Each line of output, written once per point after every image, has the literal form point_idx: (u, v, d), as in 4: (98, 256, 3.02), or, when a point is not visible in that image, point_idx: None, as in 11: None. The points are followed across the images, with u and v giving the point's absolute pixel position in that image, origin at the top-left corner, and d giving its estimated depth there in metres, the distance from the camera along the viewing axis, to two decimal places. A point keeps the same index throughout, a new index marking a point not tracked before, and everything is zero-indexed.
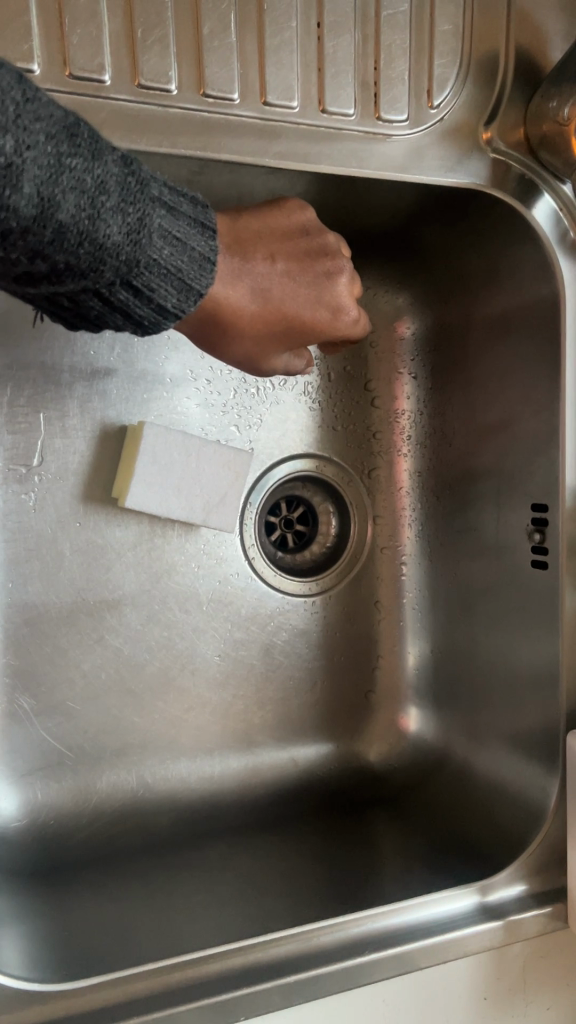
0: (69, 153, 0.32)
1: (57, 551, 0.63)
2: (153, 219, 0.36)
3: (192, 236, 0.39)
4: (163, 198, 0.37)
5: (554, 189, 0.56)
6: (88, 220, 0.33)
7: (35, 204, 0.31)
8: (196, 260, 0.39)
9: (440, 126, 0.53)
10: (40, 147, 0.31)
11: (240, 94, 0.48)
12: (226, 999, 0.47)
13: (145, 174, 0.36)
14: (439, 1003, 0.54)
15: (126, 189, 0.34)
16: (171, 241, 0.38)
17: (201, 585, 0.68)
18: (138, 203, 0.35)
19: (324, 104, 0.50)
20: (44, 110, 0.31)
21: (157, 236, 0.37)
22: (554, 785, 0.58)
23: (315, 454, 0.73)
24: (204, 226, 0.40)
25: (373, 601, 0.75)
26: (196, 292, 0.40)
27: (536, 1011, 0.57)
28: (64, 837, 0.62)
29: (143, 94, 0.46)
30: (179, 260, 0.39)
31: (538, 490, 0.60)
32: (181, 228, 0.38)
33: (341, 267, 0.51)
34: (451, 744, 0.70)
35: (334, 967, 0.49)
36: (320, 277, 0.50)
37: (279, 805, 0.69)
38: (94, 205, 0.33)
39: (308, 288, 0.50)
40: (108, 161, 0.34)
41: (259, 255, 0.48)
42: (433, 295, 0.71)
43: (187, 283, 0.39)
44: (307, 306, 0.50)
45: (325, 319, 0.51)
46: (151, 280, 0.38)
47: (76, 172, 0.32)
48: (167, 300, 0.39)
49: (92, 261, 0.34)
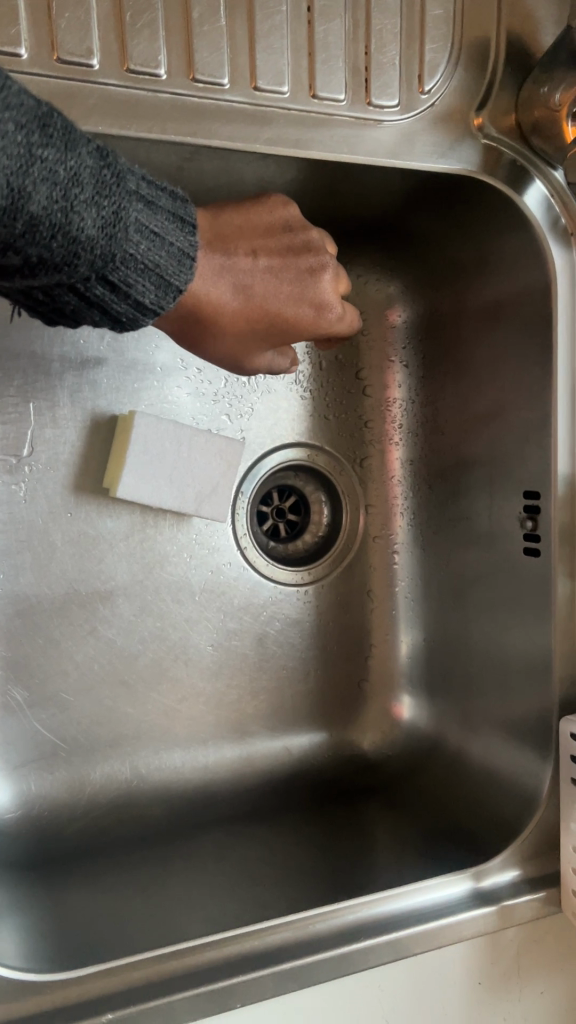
0: (41, 144, 0.31)
1: (48, 543, 0.63)
2: (129, 212, 0.36)
3: (171, 231, 0.39)
4: (140, 192, 0.37)
5: (545, 175, 0.56)
6: (61, 213, 0.32)
7: (5, 195, 0.30)
8: (175, 255, 0.40)
9: (431, 112, 0.53)
10: (10, 137, 0.30)
11: (230, 79, 0.47)
12: (223, 988, 0.47)
13: (121, 167, 0.36)
14: (434, 989, 0.54)
15: (101, 182, 0.34)
16: (148, 235, 0.38)
17: (193, 574, 0.68)
18: (113, 196, 0.35)
19: (315, 89, 0.49)
20: (14, 98, 0.31)
21: (133, 230, 0.36)
22: (547, 770, 0.58)
23: (307, 442, 0.73)
24: (183, 222, 0.40)
25: (366, 589, 0.75)
26: (174, 288, 0.41)
27: (530, 996, 0.57)
28: (58, 828, 0.62)
29: (132, 79, 0.46)
30: (157, 255, 0.39)
31: (530, 476, 0.60)
32: (159, 221, 0.38)
33: (325, 263, 0.51)
34: (444, 731, 0.71)
35: (330, 954, 0.50)
36: (304, 274, 0.50)
37: (273, 793, 0.69)
38: (67, 197, 0.32)
39: (290, 285, 0.49)
40: (82, 152, 0.33)
41: (241, 251, 0.48)
42: (424, 282, 0.71)
43: (165, 278, 0.40)
44: (290, 303, 0.49)
45: (308, 317, 0.51)
46: (129, 276, 0.38)
47: (48, 164, 0.32)
48: (145, 296, 0.39)
49: (65, 254, 0.34)
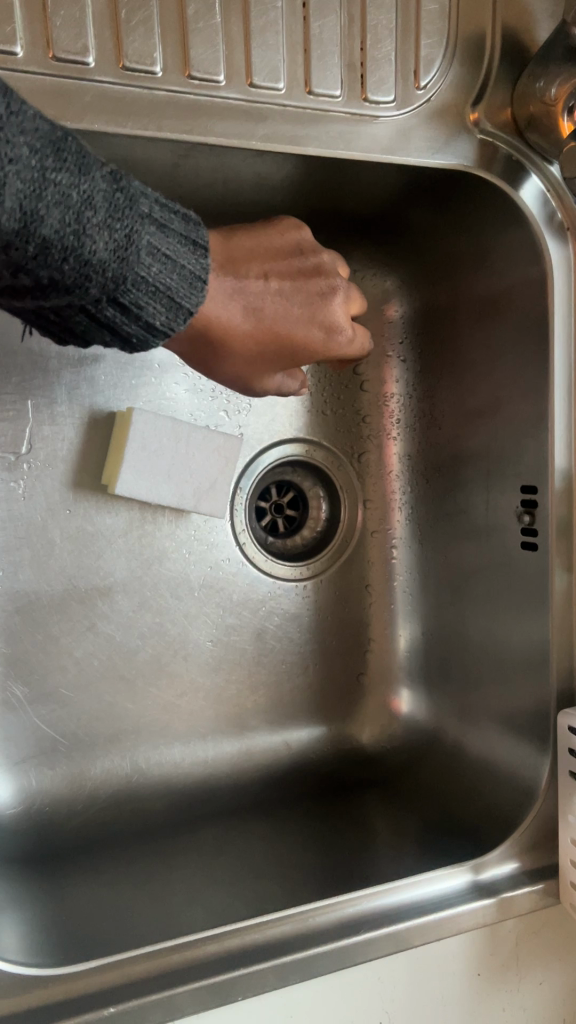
0: (55, 167, 0.32)
1: (47, 539, 0.63)
2: (141, 235, 0.36)
3: (183, 255, 0.39)
4: (153, 215, 0.38)
5: (541, 169, 0.56)
6: (73, 235, 0.33)
7: (18, 218, 0.31)
8: (187, 279, 0.40)
9: (427, 107, 0.52)
10: (24, 160, 0.31)
11: (225, 76, 0.47)
12: (223, 981, 0.48)
13: (134, 191, 0.36)
14: (433, 981, 0.54)
15: (113, 206, 0.35)
16: (159, 259, 0.38)
17: (192, 570, 0.68)
18: (126, 219, 0.35)
19: (310, 86, 0.49)
20: (30, 124, 0.31)
21: (146, 253, 0.37)
22: (545, 763, 0.59)
23: (305, 437, 0.73)
24: (195, 244, 0.40)
25: (365, 584, 0.75)
26: (185, 311, 0.41)
27: (529, 987, 0.57)
28: (58, 822, 0.62)
29: (128, 77, 0.45)
30: (169, 279, 0.39)
31: (527, 471, 0.60)
32: (171, 245, 0.39)
33: (336, 286, 0.52)
34: (442, 724, 0.71)
35: (329, 946, 0.50)
36: (315, 297, 0.51)
37: (272, 787, 0.69)
38: (79, 220, 0.33)
39: (302, 308, 0.50)
40: (95, 176, 0.34)
41: (252, 274, 0.48)
42: (421, 277, 0.71)
43: (177, 302, 0.40)
44: (301, 325, 0.50)
45: (318, 339, 0.51)
46: (140, 299, 0.38)
47: (61, 186, 0.32)
48: (155, 319, 0.40)
49: (77, 276, 0.35)
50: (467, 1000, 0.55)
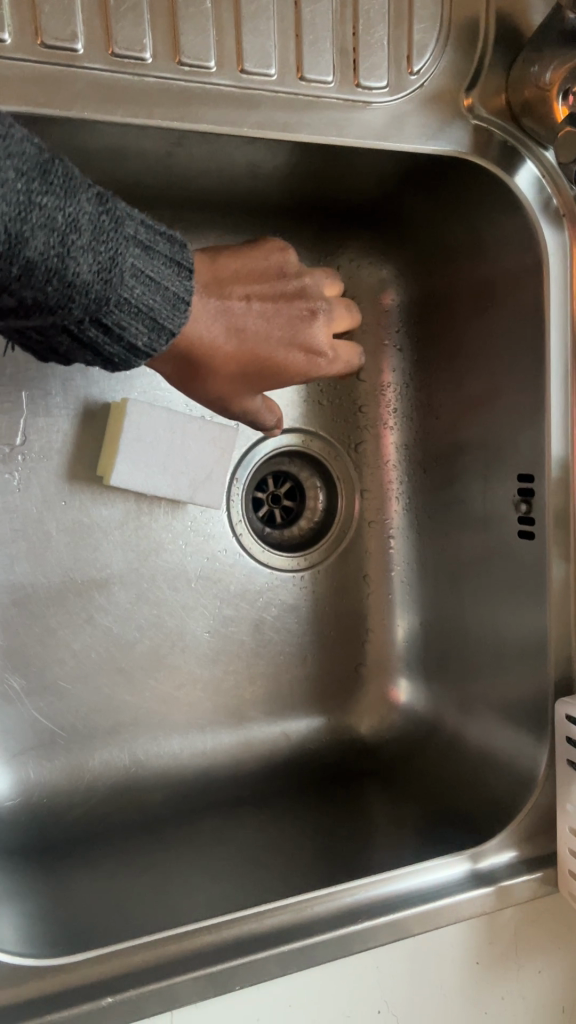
0: (41, 192, 0.34)
1: (43, 532, 0.63)
2: (124, 257, 0.38)
3: (167, 276, 0.41)
4: (138, 237, 0.39)
5: (536, 155, 0.55)
6: (57, 257, 0.35)
7: (3, 239, 0.33)
8: (169, 299, 0.41)
9: (420, 93, 0.52)
10: (11, 184, 0.33)
11: (217, 62, 0.47)
12: (221, 970, 0.48)
13: (119, 214, 0.38)
14: (432, 971, 0.54)
15: (98, 228, 0.36)
16: (143, 280, 0.39)
17: (189, 561, 0.68)
18: (110, 241, 0.37)
19: (302, 72, 0.49)
20: (18, 150, 0.33)
21: (129, 275, 0.38)
22: (543, 752, 0.59)
23: (301, 427, 0.73)
24: (179, 266, 0.41)
25: (362, 575, 0.75)
26: (167, 331, 0.42)
27: (529, 974, 0.57)
28: (57, 814, 0.62)
29: (118, 64, 0.45)
30: (151, 300, 0.40)
31: (524, 460, 0.60)
32: (154, 266, 0.40)
33: (317, 309, 0.52)
34: (440, 715, 0.71)
35: (328, 935, 0.51)
36: (296, 319, 0.51)
37: (271, 778, 0.69)
38: (64, 243, 0.35)
39: (282, 329, 0.51)
40: (81, 200, 0.36)
41: (235, 295, 0.49)
42: (417, 265, 0.70)
43: (158, 322, 0.41)
44: (282, 347, 0.51)
45: (298, 361, 0.52)
46: (122, 319, 0.39)
47: (47, 210, 0.34)
48: (138, 339, 0.41)
49: (60, 296, 0.36)
50: (468, 991, 0.55)
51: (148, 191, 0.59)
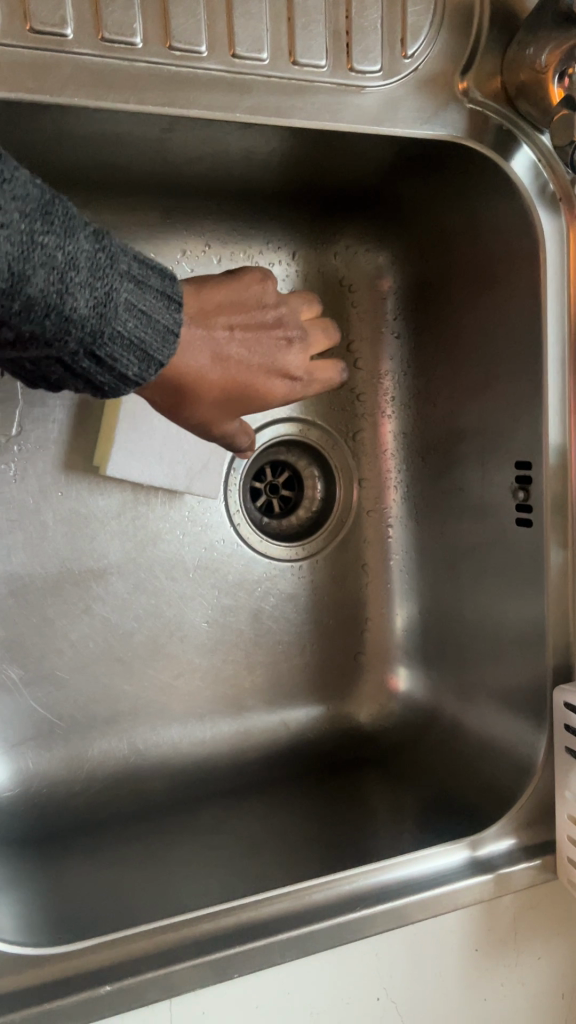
0: (42, 229, 0.32)
1: (40, 522, 0.62)
2: (119, 294, 0.36)
3: (160, 311, 0.39)
4: (133, 273, 0.37)
5: (532, 139, 0.55)
6: (56, 295, 0.33)
7: (4, 277, 0.31)
8: (162, 335, 0.39)
9: (414, 77, 0.51)
10: (14, 223, 0.31)
11: (208, 46, 0.46)
12: (220, 957, 0.48)
13: (115, 251, 0.36)
14: (431, 958, 0.54)
15: (96, 265, 0.35)
16: (138, 317, 0.38)
17: (187, 551, 0.68)
18: (107, 278, 0.35)
19: (295, 56, 0.48)
20: (20, 188, 0.32)
21: (124, 311, 0.37)
22: (542, 740, 0.59)
23: (298, 416, 0.73)
24: (170, 301, 0.40)
25: (360, 564, 0.75)
26: (157, 366, 0.40)
27: (527, 961, 0.57)
28: (57, 803, 0.62)
29: (108, 49, 0.45)
30: (145, 336, 0.38)
31: (522, 447, 0.60)
32: (148, 302, 0.38)
33: (293, 337, 0.52)
34: (439, 703, 0.71)
35: (327, 923, 0.51)
36: (275, 346, 0.50)
37: (271, 767, 0.69)
38: (64, 281, 0.33)
39: (262, 357, 0.49)
40: (80, 237, 0.34)
41: (219, 325, 0.47)
42: (413, 253, 0.70)
43: (150, 357, 0.39)
44: (263, 372, 0.49)
45: (276, 387, 0.51)
46: (115, 355, 0.38)
47: (47, 249, 0.33)
48: (129, 374, 0.39)
49: (57, 333, 0.35)
50: (466, 981, 0.55)
51: (142, 177, 0.59)
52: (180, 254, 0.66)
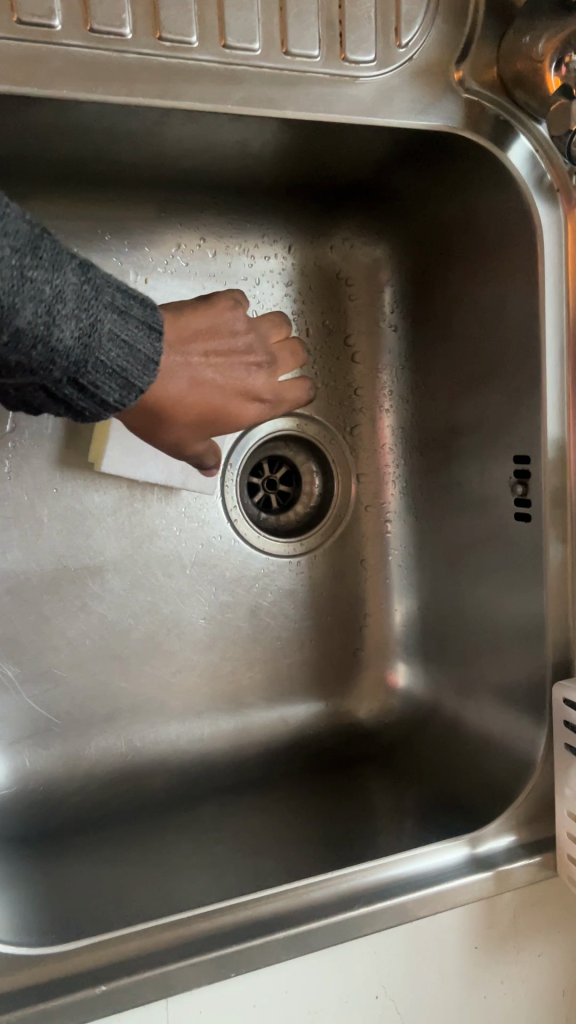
0: (31, 264, 0.35)
1: (35, 519, 0.62)
2: (102, 325, 0.38)
3: (142, 338, 0.41)
4: (117, 302, 0.39)
5: (529, 129, 0.54)
6: (43, 326, 0.36)
7: None
8: (143, 361, 0.41)
9: (409, 66, 0.51)
10: (5, 259, 0.34)
11: (198, 37, 0.46)
12: (217, 957, 0.48)
13: (101, 283, 0.38)
14: (429, 957, 0.54)
15: (81, 297, 0.37)
16: (120, 345, 0.39)
17: (184, 548, 0.67)
18: (91, 309, 0.37)
19: (287, 46, 0.47)
20: (13, 227, 0.34)
21: (107, 339, 0.39)
22: (542, 737, 0.58)
23: (296, 411, 0.72)
24: (152, 329, 0.41)
25: (359, 560, 0.74)
26: (137, 390, 0.42)
27: (527, 959, 0.56)
28: (54, 801, 0.62)
29: (97, 40, 0.44)
30: (126, 363, 0.40)
31: (521, 441, 0.59)
32: (131, 330, 0.40)
33: (262, 362, 0.53)
34: (440, 699, 0.70)
35: (325, 921, 0.51)
36: (246, 369, 0.51)
37: (270, 764, 0.69)
38: (50, 313, 0.36)
39: (233, 378, 0.50)
40: (67, 271, 0.36)
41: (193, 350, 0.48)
42: (410, 245, 0.69)
43: (130, 384, 0.41)
44: (237, 397, 0.50)
45: (248, 409, 0.52)
46: (97, 380, 0.40)
47: (36, 282, 0.35)
48: (110, 397, 0.41)
49: (42, 360, 0.37)
50: (466, 979, 0.55)
51: (135, 170, 0.59)
52: (174, 249, 0.66)
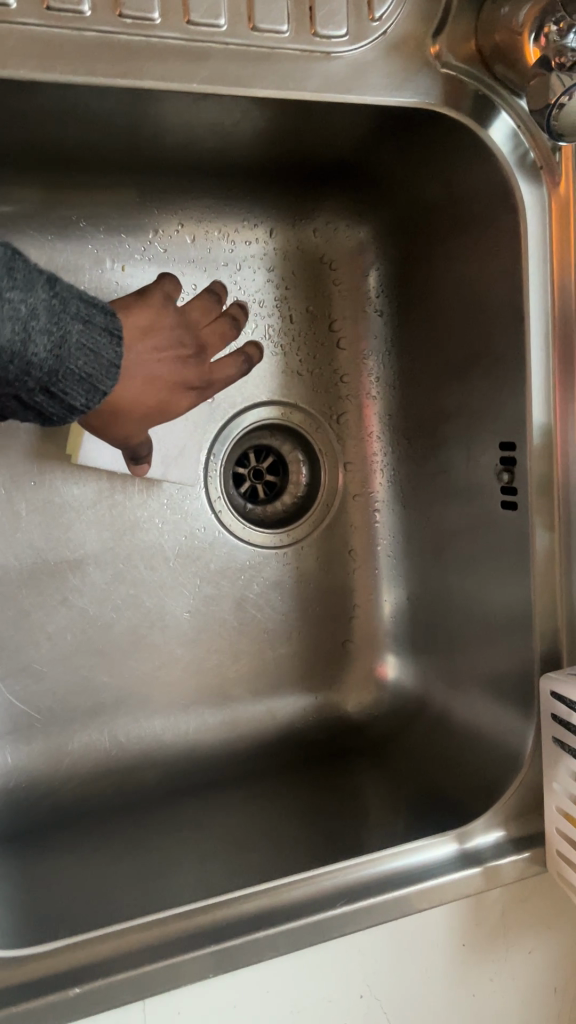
0: (7, 286, 0.39)
1: (13, 512, 0.62)
2: (72, 336, 0.41)
3: (106, 345, 0.43)
4: (83, 314, 0.42)
5: (511, 105, 0.52)
6: (19, 342, 0.39)
7: None
8: (107, 367, 0.44)
9: (383, 41, 0.49)
10: None
11: (161, 13, 0.44)
12: (193, 959, 0.47)
13: (67, 298, 0.42)
14: (414, 958, 0.52)
15: (52, 311, 0.41)
16: (87, 353, 0.42)
17: (167, 539, 0.67)
18: (61, 322, 0.41)
19: (254, 22, 0.46)
20: None
21: (75, 349, 0.42)
22: (531, 730, 0.57)
23: (279, 399, 0.71)
24: (113, 336, 0.44)
25: (348, 550, 0.73)
26: (103, 395, 0.44)
27: (518, 958, 0.54)
28: (36, 798, 0.62)
29: (55, 20, 0.43)
30: (92, 369, 0.43)
31: (507, 427, 0.57)
32: (95, 338, 0.43)
33: (194, 351, 0.55)
34: (429, 691, 0.69)
35: (303, 921, 0.49)
36: (179, 360, 0.53)
37: (257, 758, 0.68)
38: (25, 329, 0.39)
39: (166, 369, 0.53)
40: (38, 290, 0.40)
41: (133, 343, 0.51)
42: (394, 227, 0.68)
43: (96, 389, 0.44)
44: (170, 387, 0.53)
45: (183, 398, 0.54)
46: (66, 386, 0.42)
47: (13, 303, 0.39)
48: (77, 402, 0.44)
49: (18, 373, 0.40)
50: (456, 976, 0.53)
51: (108, 156, 0.57)
52: (151, 234, 0.65)
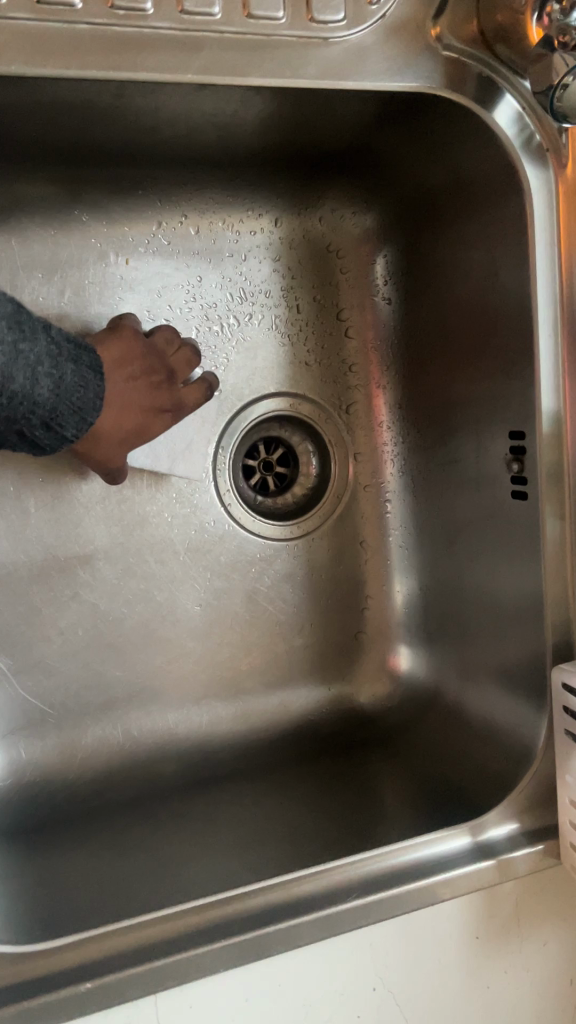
0: (20, 338, 0.40)
1: (22, 509, 0.62)
2: (67, 375, 0.43)
3: (90, 378, 0.46)
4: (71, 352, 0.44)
5: (515, 86, 0.51)
6: (30, 389, 0.41)
7: None
8: (92, 398, 0.46)
9: (383, 23, 0.48)
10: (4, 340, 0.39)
11: (153, 4, 0.44)
12: (202, 953, 0.46)
13: (59, 339, 0.43)
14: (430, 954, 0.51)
15: (53, 354, 0.42)
16: (79, 388, 0.45)
17: (176, 533, 0.66)
18: (59, 364, 0.43)
19: (249, 9, 0.45)
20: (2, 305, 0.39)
21: (69, 386, 0.44)
22: (543, 723, 0.56)
23: (288, 391, 0.70)
24: (92, 368, 0.46)
25: (359, 541, 0.72)
26: (87, 423, 0.47)
27: (533, 950, 0.53)
28: (49, 791, 0.62)
29: (47, 12, 0.43)
30: (82, 402, 0.45)
31: (516, 415, 0.56)
32: (83, 373, 0.45)
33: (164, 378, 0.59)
34: (442, 681, 0.68)
35: (314, 915, 0.49)
36: (153, 389, 0.57)
37: (270, 751, 0.67)
38: (35, 375, 0.41)
39: (141, 398, 0.57)
40: (40, 336, 0.41)
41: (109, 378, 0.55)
42: (400, 215, 0.67)
43: (84, 419, 0.46)
44: (146, 412, 0.57)
45: (157, 422, 0.58)
46: (61, 419, 0.44)
47: (25, 354, 0.40)
48: (67, 433, 0.46)
49: (24, 413, 0.42)
50: (470, 974, 0.52)
51: (107, 150, 0.57)
52: (155, 228, 0.64)
